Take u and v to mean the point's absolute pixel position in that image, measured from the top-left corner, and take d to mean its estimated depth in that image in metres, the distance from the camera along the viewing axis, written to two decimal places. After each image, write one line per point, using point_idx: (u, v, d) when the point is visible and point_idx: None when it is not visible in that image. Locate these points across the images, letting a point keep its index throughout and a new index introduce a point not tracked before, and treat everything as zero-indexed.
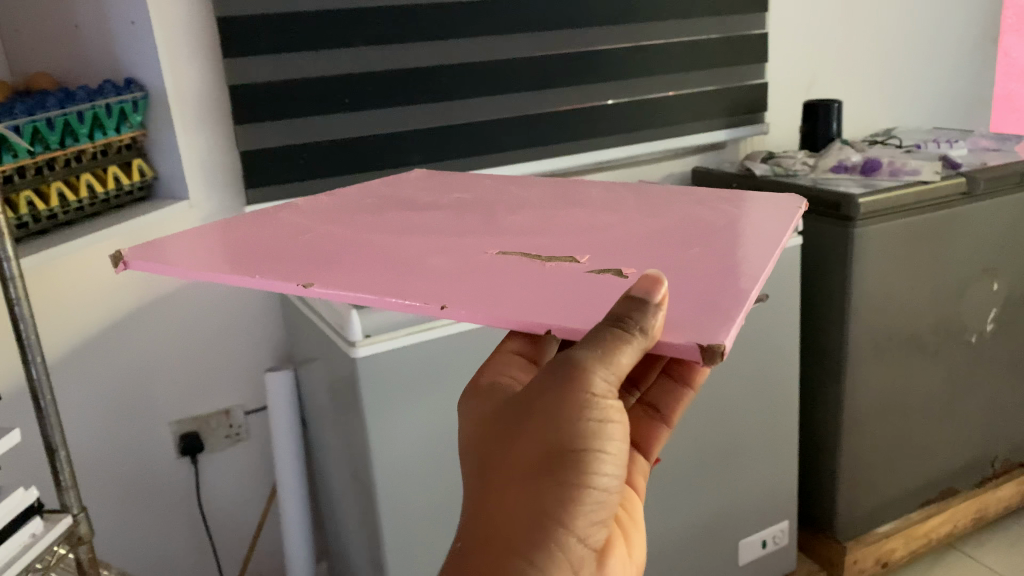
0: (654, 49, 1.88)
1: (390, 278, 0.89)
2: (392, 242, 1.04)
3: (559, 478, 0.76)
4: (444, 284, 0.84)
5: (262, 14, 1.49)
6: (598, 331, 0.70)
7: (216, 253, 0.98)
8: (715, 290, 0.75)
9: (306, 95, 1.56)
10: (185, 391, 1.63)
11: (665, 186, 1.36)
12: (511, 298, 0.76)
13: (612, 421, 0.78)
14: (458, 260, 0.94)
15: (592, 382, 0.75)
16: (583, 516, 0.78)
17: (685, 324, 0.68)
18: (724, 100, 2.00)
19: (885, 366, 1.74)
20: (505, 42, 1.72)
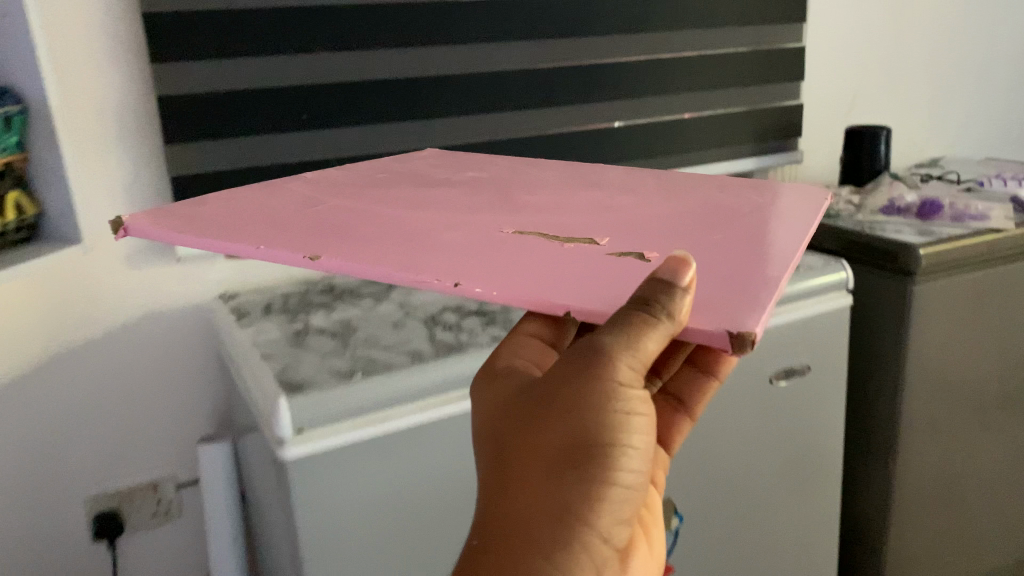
0: (674, 63, 1.61)
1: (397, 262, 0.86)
2: (386, 232, 0.98)
3: (580, 474, 0.63)
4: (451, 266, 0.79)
5: (200, 10, 1.22)
6: (620, 314, 0.60)
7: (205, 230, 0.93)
8: (742, 276, 0.65)
9: (254, 110, 1.30)
10: (103, 462, 1.35)
11: (679, 203, 1.09)
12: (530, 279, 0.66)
13: (637, 412, 0.65)
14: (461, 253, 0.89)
15: (614, 369, 0.62)
16: (608, 515, 0.65)
17: (713, 308, 0.59)
18: (754, 124, 1.72)
19: (943, 443, 1.46)
20: (499, 50, 1.45)
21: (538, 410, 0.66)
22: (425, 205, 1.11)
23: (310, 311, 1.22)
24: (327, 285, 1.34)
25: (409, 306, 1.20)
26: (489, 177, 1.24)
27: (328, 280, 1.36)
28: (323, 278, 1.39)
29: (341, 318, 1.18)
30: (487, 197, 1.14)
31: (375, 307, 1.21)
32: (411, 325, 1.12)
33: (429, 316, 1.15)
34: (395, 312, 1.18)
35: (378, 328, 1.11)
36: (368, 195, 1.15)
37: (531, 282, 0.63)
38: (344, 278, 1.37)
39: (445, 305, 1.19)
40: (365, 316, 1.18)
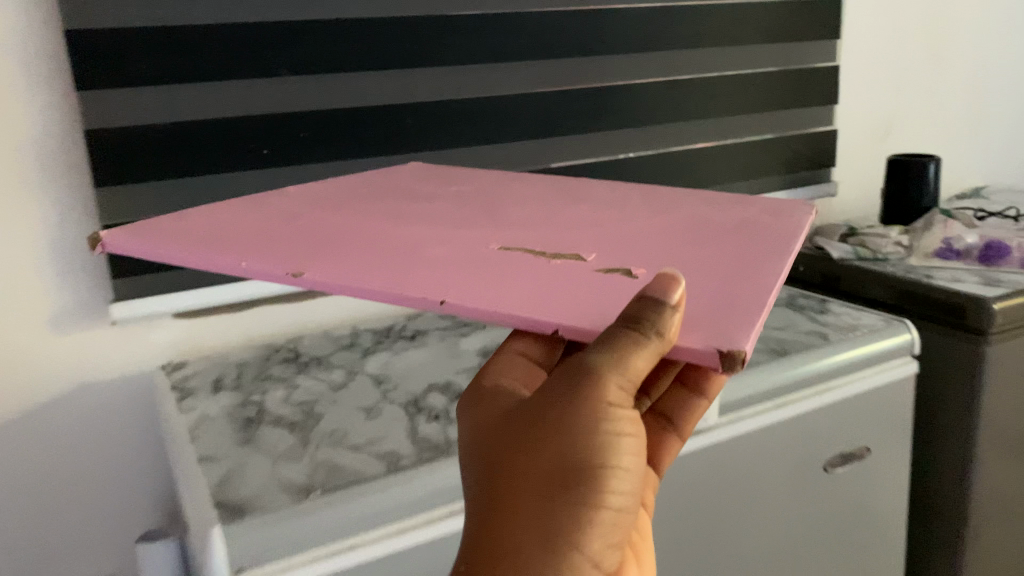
0: (695, 85, 1.41)
1: (386, 264, 0.75)
2: (371, 237, 0.86)
3: (569, 500, 0.55)
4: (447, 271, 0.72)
5: (139, 27, 1.02)
6: (608, 334, 0.54)
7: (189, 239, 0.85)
8: (729, 293, 0.61)
9: (205, 143, 1.09)
10: (23, 564, 1.13)
11: (704, 217, 0.87)
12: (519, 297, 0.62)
13: (630, 433, 0.57)
14: (455, 254, 0.78)
15: (603, 389, 0.55)
16: (598, 541, 0.56)
17: (700, 327, 0.55)
18: (782, 153, 1.53)
19: (1016, 526, 1.25)
20: (497, 73, 1.25)
21: (522, 431, 0.58)
22: (394, 221, 0.91)
23: (269, 390, 1.01)
24: (293, 354, 1.12)
25: (390, 386, 0.98)
26: (467, 187, 1.02)
27: (295, 347, 1.14)
28: (290, 344, 1.17)
29: (305, 401, 0.96)
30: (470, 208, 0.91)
31: (349, 385, 0.99)
32: (390, 415, 0.90)
33: (415, 401, 0.93)
34: (371, 394, 0.96)
35: (350, 420, 0.89)
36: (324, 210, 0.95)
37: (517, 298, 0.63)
38: (314, 345, 1.15)
39: (435, 385, 0.97)
40: (336, 399, 0.96)
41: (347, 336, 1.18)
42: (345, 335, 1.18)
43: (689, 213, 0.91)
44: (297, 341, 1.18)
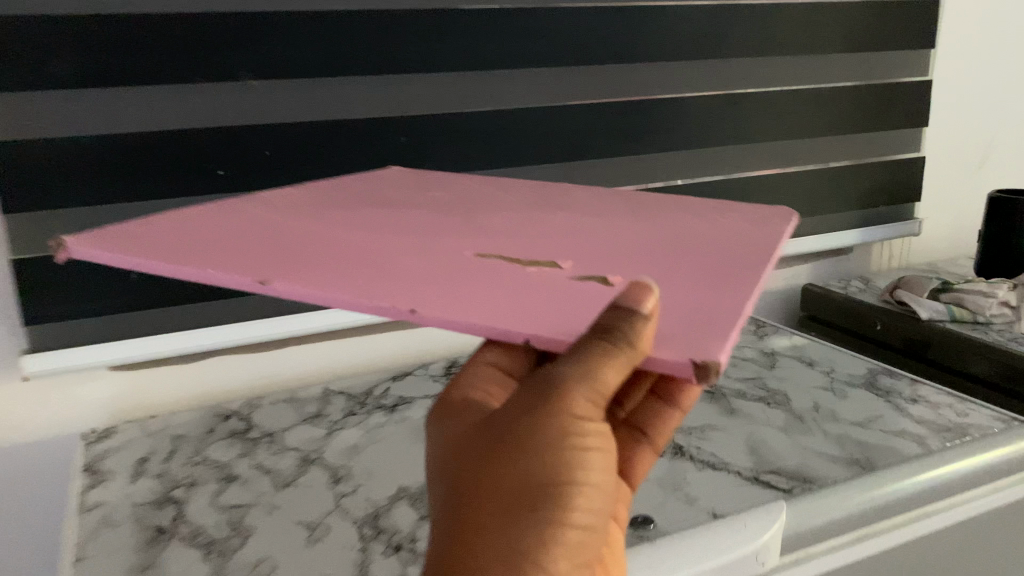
0: (756, 101, 1.17)
1: (354, 266, 0.61)
2: (338, 238, 0.68)
3: (532, 518, 0.50)
4: (424, 277, 0.58)
5: (59, 14, 0.81)
6: (579, 344, 0.48)
7: (158, 239, 0.65)
8: (704, 296, 0.54)
9: (144, 161, 0.88)
10: None
11: (732, 240, 0.70)
12: (490, 296, 0.54)
13: (604, 449, 0.52)
14: (430, 259, 0.63)
15: (571, 403, 0.50)
16: (565, 561, 0.51)
17: (673, 333, 0.48)
18: (857, 183, 1.28)
19: None
20: (512, 82, 1.02)
21: (490, 442, 0.53)
22: (347, 235, 0.69)
23: (198, 486, 0.78)
24: (243, 430, 0.90)
25: (349, 491, 0.75)
26: (454, 204, 0.79)
27: (247, 419, 0.92)
28: (244, 412, 0.94)
29: (237, 509, 0.74)
30: (455, 239, 0.68)
31: (298, 486, 0.77)
32: (338, 543, 0.67)
33: (375, 522, 0.70)
34: (322, 503, 0.73)
35: (285, 548, 0.67)
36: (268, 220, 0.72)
37: (490, 300, 0.53)
38: (271, 416, 0.93)
39: (406, 494, 0.74)
40: (276, 508, 0.73)
41: (313, 403, 0.95)
42: (311, 402, 0.95)
43: (708, 218, 0.77)
44: (253, 408, 0.95)
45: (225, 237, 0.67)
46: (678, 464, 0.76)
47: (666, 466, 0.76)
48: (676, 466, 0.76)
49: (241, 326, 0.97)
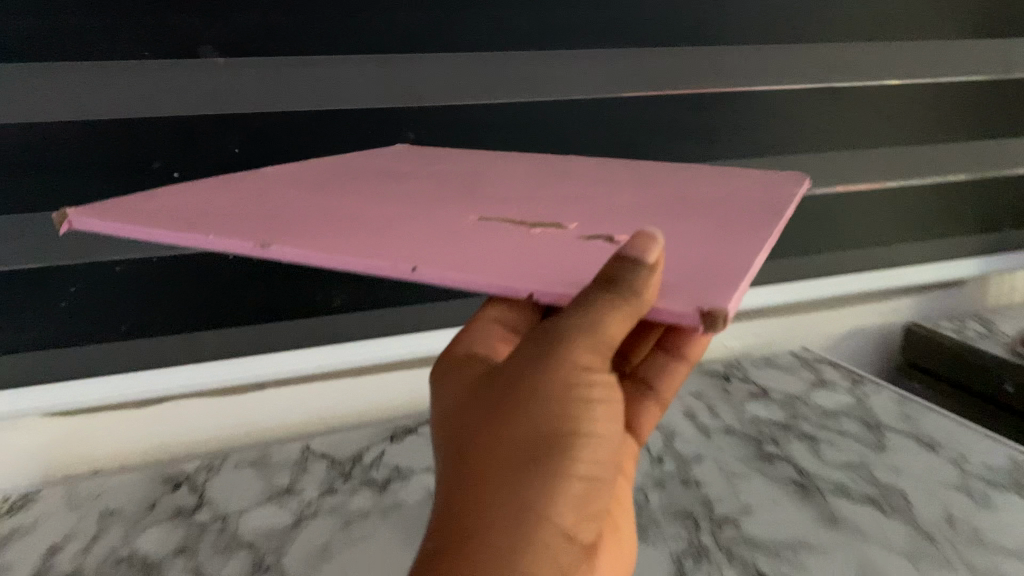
0: (864, 97, 0.92)
1: (342, 221, 0.48)
2: (323, 203, 0.52)
3: (531, 485, 0.39)
4: (427, 230, 0.46)
5: None
6: (580, 295, 0.37)
7: (161, 199, 0.54)
8: (724, 249, 0.42)
9: (73, 157, 0.68)
10: None
11: (752, 195, 0.54)
12: (502, 246, 0.43)
13: (609, 398, 0.42)
14: (434, 218, 0.48)
15: (572, 355, 0.39)
16: (564, 534, 0.40)
17: (683, 287, 0.37)
18: (980, 201, 1.03)
19: None
20: (551, 66, 0.79)
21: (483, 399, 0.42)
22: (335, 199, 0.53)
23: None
24: (189, 510, 0.69)
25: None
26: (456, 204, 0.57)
27: (199, 494, 0.72)
28: (196, 481, 0.74)
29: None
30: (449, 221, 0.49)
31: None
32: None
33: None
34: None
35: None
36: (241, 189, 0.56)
37: (503, 250, 0.42)
38: (228, 491, 0.72)
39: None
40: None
41: (285, 473, 0.74)
42: (282, 471, 0.75)
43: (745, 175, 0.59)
44: (209, 476, 0.75)
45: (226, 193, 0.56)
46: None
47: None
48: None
49: (202, 366, 0.77)
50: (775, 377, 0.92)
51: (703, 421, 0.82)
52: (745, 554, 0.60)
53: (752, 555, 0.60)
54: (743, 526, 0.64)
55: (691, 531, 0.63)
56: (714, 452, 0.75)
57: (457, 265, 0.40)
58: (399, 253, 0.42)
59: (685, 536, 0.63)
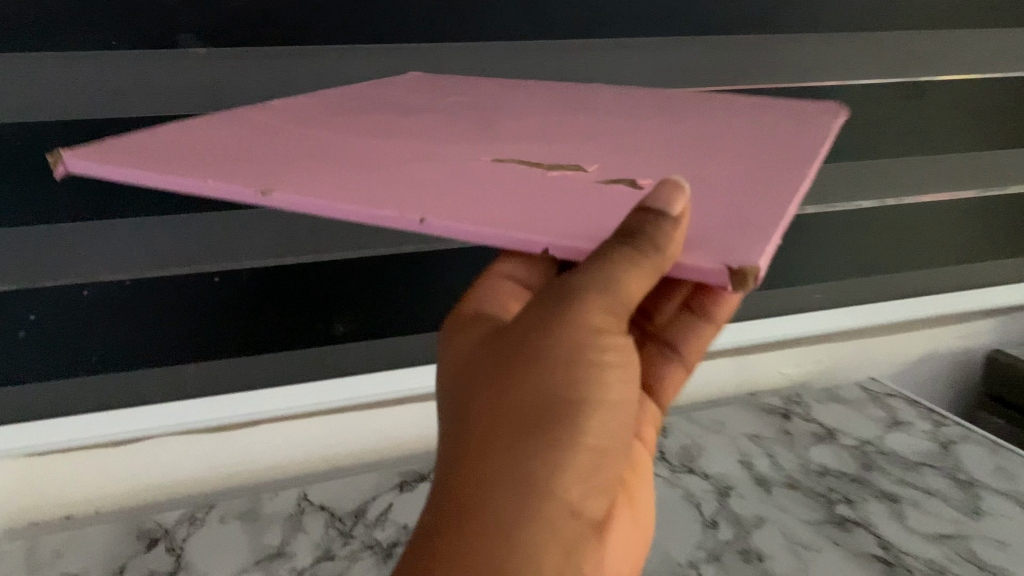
0: (969, 93, 0.77)
1: (343, 163, 0.39)
2: (328, 142, 0.42)
3: (536, 455, 0.32)
4: (451, 170, 0.37)
5: None
6: (591, 248, 0.30)
7: (160, 135, 0.43)
8: (757, 188, 0.34)
9: (33, 168, 0.57)
10: None
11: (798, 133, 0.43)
12: (525, 190, 0.35)
13: (628, 364, 0.35)
14: (453, 160, 0.39)
15: (585, 311, 0.33)
16: (574, 520, 0.34)
17: (713, 242, 0.30)
18: None
19: None
20: (589, 57, 0.67)
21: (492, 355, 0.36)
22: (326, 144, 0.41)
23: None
24: None
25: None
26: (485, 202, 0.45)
27: (178, 556, 0.62)
28: (176, 538, 0.64)
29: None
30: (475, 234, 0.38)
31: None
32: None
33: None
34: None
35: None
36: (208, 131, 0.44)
37: (521, 195, 0.34)
38: (209, 555, 0.62)
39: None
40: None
41: (276, 532, 0.65)
42: (272, 529, 0.65)
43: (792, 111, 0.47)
44: (192, 532, 0.65)
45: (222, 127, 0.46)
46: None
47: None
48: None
49: (186, 405, 0.67)
50: (843, 415, 0.80)
51: (763, 472, 0.70)
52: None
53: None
54: None
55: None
56: (778, 514, 0.64)
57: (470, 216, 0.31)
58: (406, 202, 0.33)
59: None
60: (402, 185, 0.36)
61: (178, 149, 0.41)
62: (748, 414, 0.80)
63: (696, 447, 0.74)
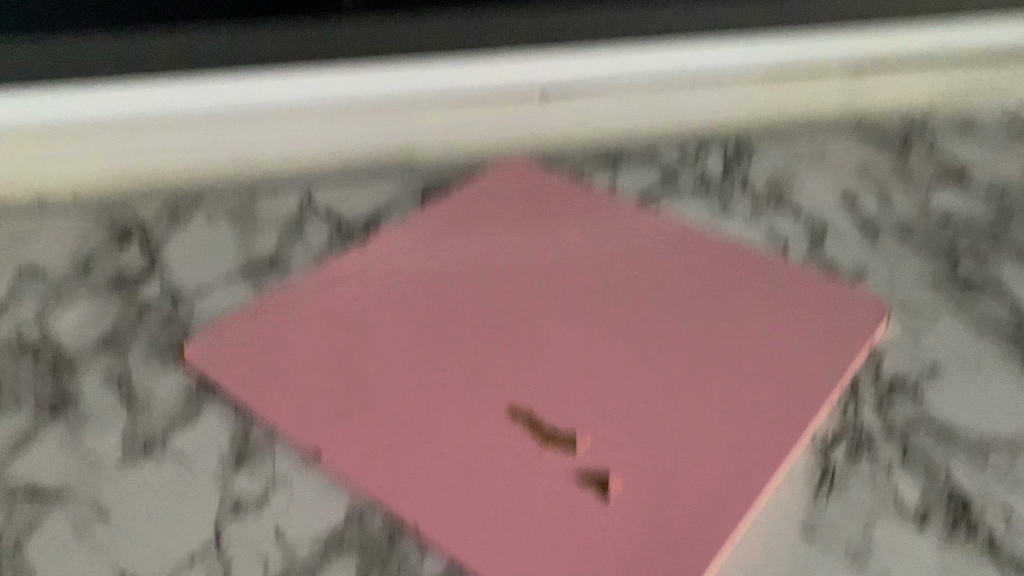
0: None
1: (378, 433, 0.40)
2: (428, 308, 0.48)
3: None
4: (491, 433, 0.40)
5: None
6: None
7: (256, 331, 0.46)
8: (741, 492, 0.38)
9: None
10: None
11: (836, 361, 0.45)
12: (522, 517, 0.37)
13: None
14: (511, 380, 0.43)
15: None
16: None
17: None
18: None
19: None
20: None
21: None
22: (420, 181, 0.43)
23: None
24: (136, 279, 0.51)
25: (250, 506, 0.38)
26: None
27: (152, 254, 0.53)
28: (154, 234, 0.55)
29: (35, 519, 0.37)
30: (521, 396, 0.42)
31: (166, 471, 0.39)
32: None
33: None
34: (194, 541, 0.37)
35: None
36: (323, 283, 0.50)
37: (527, 484, 0.38)
38: (194, 258, 0.53)
39: (350, 545, 0.37)
40: (99, 542, 0.36)
41: (269, 238, 0.55)
42: (265, 233, 0.56)
43: (856, 310, 0.48)
44: (173, 231, 0.56)
45: (251, 401, 0.42)
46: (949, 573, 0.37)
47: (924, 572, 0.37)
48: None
49: (149, 89, 0.54)
50: (969, 153, 0.65)
51: (869, 215, 0.58)
52: (936, 459, 0.41)
53: (945, 462, 0.41)
54: (928, 404, 0.44)
55: (850, 404, 0.44)
56: (886, 267, 0.53)
57: (457, 547, 0.36)
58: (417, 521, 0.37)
59: (842, 412, 0.43)
60: (437, 456, 0.39)
61: (251, 379, 0.43)
62: (854, 143, 0.66)
63: (787, 179, 0.62)
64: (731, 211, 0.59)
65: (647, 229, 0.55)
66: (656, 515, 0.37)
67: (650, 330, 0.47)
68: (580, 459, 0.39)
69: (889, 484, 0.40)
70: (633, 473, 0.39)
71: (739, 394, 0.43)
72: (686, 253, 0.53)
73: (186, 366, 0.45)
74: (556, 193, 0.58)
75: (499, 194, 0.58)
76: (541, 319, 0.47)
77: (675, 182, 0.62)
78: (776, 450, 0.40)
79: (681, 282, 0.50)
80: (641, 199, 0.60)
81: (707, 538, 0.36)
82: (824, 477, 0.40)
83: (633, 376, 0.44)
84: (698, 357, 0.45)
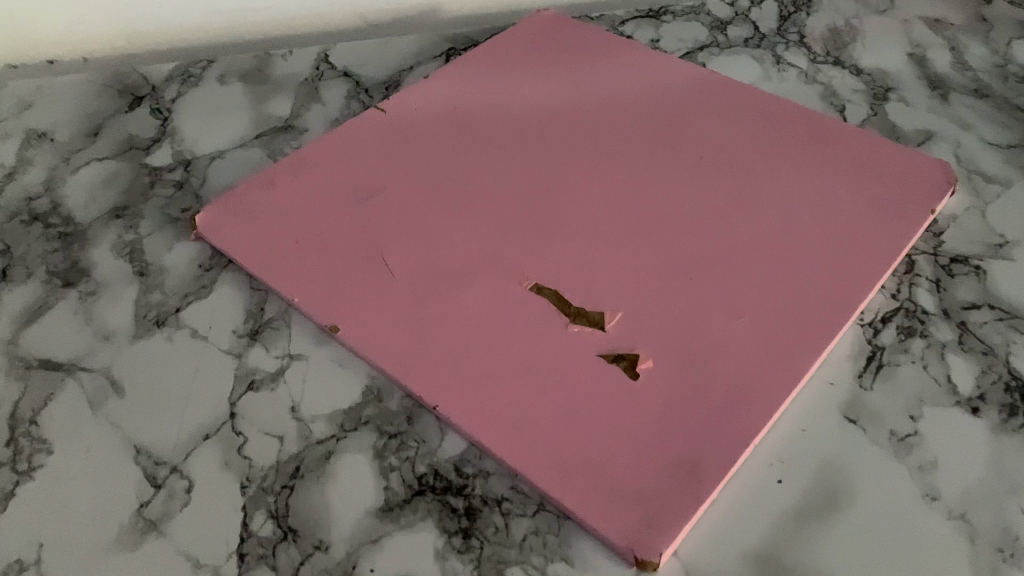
0: None
1: (397, 305, 0.38)
2: (453, 174, 0.45)
3: None
4: (516, 307, 0.38)
5: None
6: None
7: (271, 196, 0.44)
8: (781, 369, 0.36)
9: None
10: None
11: (892, 232, 0.41)
12: (546, 393, 0.35)
13: None
14: (538, 251, 0.41)
15: None
16: None
17: None
18: None
19: None
20: None
21: None
22: None
23: (10, 288, 0.41)
24: (146, 146, 0.49)
25: (267, 381, 0.37)
26: None
27: (164, 120, 0.51)
28: (163, 98, 0.52)
29: (48, 393, 0.37)
30: (549, 268, 0.40)
31: (179, 345, 0.38)
32: (175, 552, 0.31)
33: (278, 504, 0.33)
34: (208, 417, 0.36)
35: (69, 552, 0.31)
36: (342, 147, 0.47)
37: (552, 359, 0.36)
38: (206, 123, 0.51)
39: (367, 423, 0.36)
40: (113, 417, 0.36)
41: (284, 102, 0.52)
42: (281, 96, 0.53)
43: (918, 177, 0.44)
44: (184, 93, 0.53)
45: (265, 270, 0.40)
46: (1006, 459, 0.34)
47: (977, 458, 0.34)
48: (998, 460, 0.34)
49: None
50: None
51: (939, 72, 0.53)
52: (995, 341, 0.38)
53: (1006, 344, 0.38)
54: (990, 282, 0.40)
55: (902, 285, 0.41)
56: (955, 129, 0.48)
57: (476, 422, 0.34)
58: (435, 395, 0.35)
59: (893, 294, 0.40)
60: (458, 329, 0.37)
61: (267, 247, 0.41)
62: None
63: (849, 30, 0.57)
64: (784, 66, 0.54)
65: (692, 90, 0.50)
66: (688, 394, 0.35)
67: (691, 198, 0.43)
68: (609, 337, 0.37)
69: (942, 367, 0.37)
70: (665, 350, 0.36)
71: (786, 268, 0.40)
72: (734, 115, 0.49)
73: (201, 235, 0.43)
74: (593, 50, 0.54)
75: (528, 50, 0.54)
76: (573, 186, 0.44)
77: (724, 37, 0.56)
78: (822, 326, 0.37)
79: (728, 146, 0.46)
80: (686, 55, 0.55)
81: (742, 419, 0.34)
82: (870, 360, 0.38)
83: (669, 247, 0.41)
84: (744, 227, 0.42)
